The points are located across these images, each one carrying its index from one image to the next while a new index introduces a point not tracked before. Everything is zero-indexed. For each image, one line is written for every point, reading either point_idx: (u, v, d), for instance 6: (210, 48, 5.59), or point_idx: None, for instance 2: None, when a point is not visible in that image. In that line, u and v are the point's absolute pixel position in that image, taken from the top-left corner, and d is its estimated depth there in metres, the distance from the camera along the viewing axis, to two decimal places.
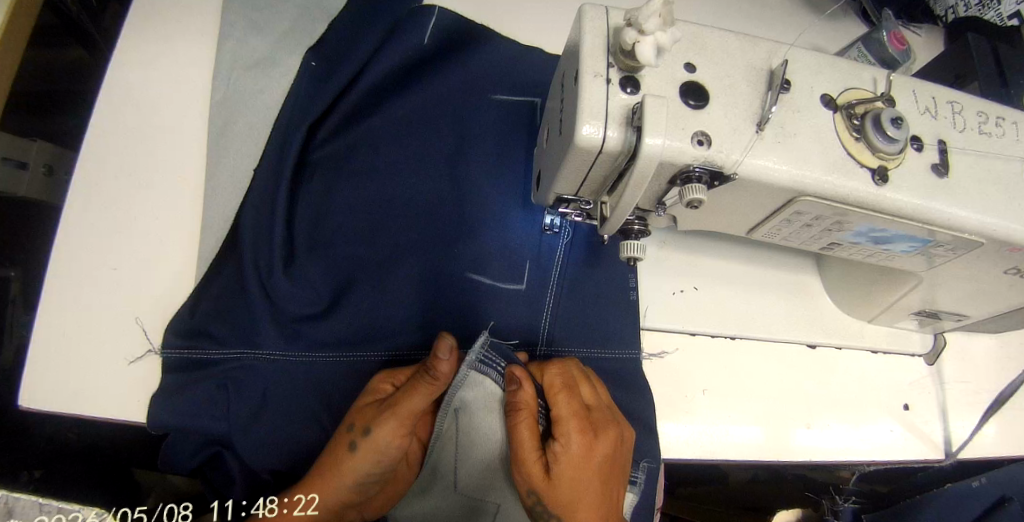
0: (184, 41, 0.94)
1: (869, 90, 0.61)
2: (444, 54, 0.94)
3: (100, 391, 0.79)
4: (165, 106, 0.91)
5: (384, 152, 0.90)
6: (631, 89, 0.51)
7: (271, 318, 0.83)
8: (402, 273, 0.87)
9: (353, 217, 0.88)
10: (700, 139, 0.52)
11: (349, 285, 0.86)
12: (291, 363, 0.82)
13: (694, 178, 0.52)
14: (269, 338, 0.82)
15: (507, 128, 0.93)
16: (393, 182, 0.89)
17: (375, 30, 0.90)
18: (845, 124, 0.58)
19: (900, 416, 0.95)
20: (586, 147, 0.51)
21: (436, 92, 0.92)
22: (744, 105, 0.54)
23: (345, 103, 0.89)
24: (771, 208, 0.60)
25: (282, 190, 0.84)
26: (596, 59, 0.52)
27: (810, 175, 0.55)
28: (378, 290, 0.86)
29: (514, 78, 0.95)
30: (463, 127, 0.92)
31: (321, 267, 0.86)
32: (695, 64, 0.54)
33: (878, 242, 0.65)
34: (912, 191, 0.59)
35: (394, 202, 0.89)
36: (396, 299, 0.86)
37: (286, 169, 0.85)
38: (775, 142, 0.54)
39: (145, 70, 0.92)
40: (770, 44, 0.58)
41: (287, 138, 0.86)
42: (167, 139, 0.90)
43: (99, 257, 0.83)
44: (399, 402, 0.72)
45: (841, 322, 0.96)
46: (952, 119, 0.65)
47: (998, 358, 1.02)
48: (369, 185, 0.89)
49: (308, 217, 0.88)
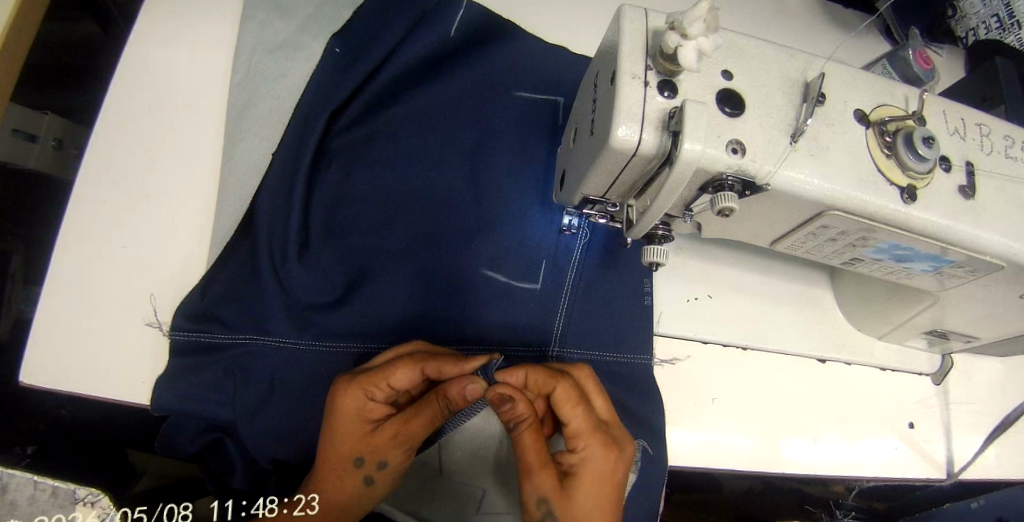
0: (209, 23, 0.94)
1: (901, 107, 0.61)
2: (471, 48, 0.93)
3: (106, 371, 0.78)
4: (186, 86, 0.90)
5: (406, 143, 0.90)
6: (669, 93, 0.51)
7: (283, 303, 0.82)
8: (417, 266, 0.86)
9: (371, 207, 0.88)
10: (734, 147, 0.52)
11: (364, 275, 0.86)
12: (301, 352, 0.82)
13: (726, 187, 0.52)
14: (281, 325, 0.82)
15: (529, 125, 0.92)
16: (411, 174, 0.89)
17: (402, 21, 0.90)
18: (878, 141, 0.58)
19: (904, 434, 0.95)
20: (619, 149, 0.51)
21: (459, 86, 0.92)
22: (779, 116, 0.54)
23: (368, 92, 0.88)
24: (798, 220, 0.59)
25: (301, 177, 0.84)
26: (634, 61, 0.52)
27: (840, 189, 0.55)
28: (393, 281, 0.86)
29: (539, 75, 0.94)
30: (485, 123, 0.92)
31: (336, 256, 0.85)
32: (733, 72, 0.54)
33: (895, 262, 0.66)
34: (940, 211, 0.59)
35: (411, 195, 0.88)
36: (410, 292, 0.86)
37: (306, 154, 0.85)
38: (808, 154, 0.54)
39: (166, 48, 0.91)
40: (806, 56, 0.58)
41: (308, 125, 0.86)
42: (186, 120, 0.89)
43: (112, 235, 0.83)
44: (410, 427, 0.72)
45: (851, 338, 0.96)
46: (980, 141, 0.65)
47: (1004, 381, 1.02)
48: (386, 176, 0.89)
49: (325, 205, 0.87)
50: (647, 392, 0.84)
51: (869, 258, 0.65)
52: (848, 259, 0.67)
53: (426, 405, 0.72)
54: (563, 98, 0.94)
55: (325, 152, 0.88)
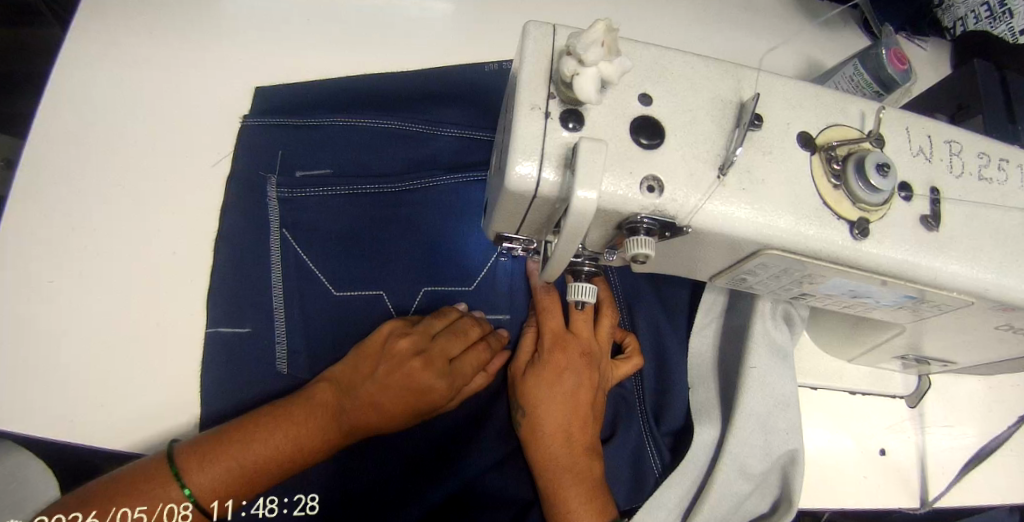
0: (109, 26, 0.86)
1: (855, 127, 0.54)
2: (398, 82, 0.85)
3: (16, 426, 0.68)
4: (88, 98, 0.82)
5: (369, 139, 0.80)
6: (573, 125, 0.44)
7: (262, 336, 0.72)
8: (358, 252, 0.76)
9: (327, 204, 0.76)
10: (651, 184, 0.45)
11: (329, 284, 0.75)
12: (277, 338, 0.73)
13: (640, 230, 0.45)
14: (255, 317, 0.73)
15: (469, 106, 0.86)
16: (346, 144, 0.80)
17: (346, 63, 0.89)
18: (824, 168, 0.51)
19: (876, 463, 0.87)
20: (520, 189, 0.44)
21: (391, 84, 0.85)
22: (706, 145, 0.47)
23: (295, 93, 0.84)
24: (734, 258, 0.52)
25: (244, 148, 0.80)
26: (535, 90, 0.45)
27: (776, 226, 0.48)
28: (325, 252, 0.76)
29: (463, 83, 0.87)
30: (421, 103, 0.85)
31: (274, 262, 0.75)
32: (652, 95, 0.47)
33: (786, 320, 0.77)
34: (894, 245, 0.53)
35: (353, 162, 0.80)
36: (339, 268, 0.76)
37: (253, 165, 0.79)
38: (740, 189, 0.47)
39: (92, 69, 0.84)
40: (742, 71, 0.51)
41: (254, 142, 0.80)
42: (79, 131, 0.81)
43: (16, 267, 0.73)
44: (392, 370, 0.66)
45: (819, 363, 0.90)
46: (949, 162, 0.58)
47: (985, 402, 0.93)
48: (325, 147, 0.80)
49: (241, 203, 0.77)
50: (741, 401, 0.72)
51: (777, 331, 0.75)
52: (761, 333, 0.74)
53: (416, 355, 0.66)
54: (504, 63, 0.88)
55: (266, 159, 0.79)
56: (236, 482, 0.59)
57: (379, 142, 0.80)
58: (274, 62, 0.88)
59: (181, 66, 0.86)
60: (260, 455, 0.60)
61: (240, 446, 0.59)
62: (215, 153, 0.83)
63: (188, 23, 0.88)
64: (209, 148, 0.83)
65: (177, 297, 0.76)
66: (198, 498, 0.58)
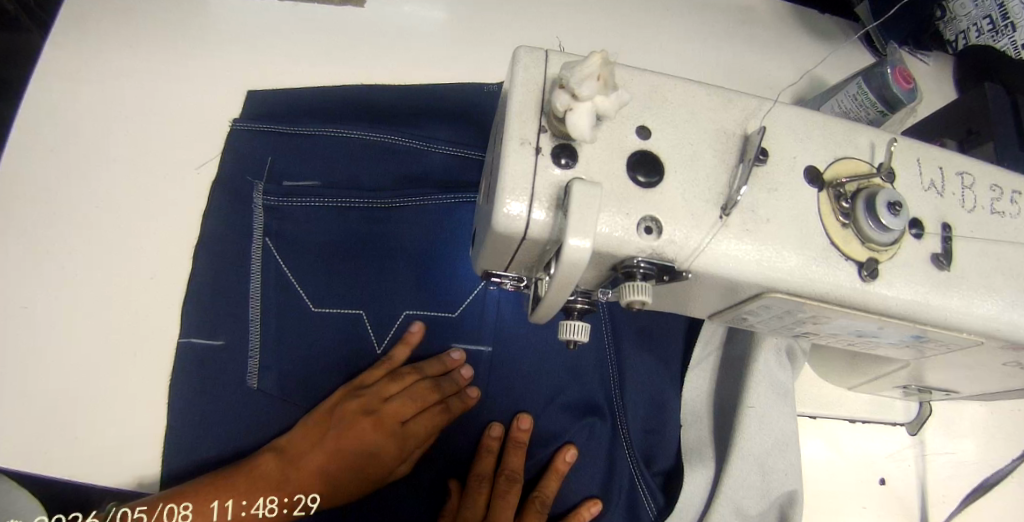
0: (84, 34, 0.82)
1: (865, 161, 0.51)
2: (394, 94, 0.82)
3: None
4: (60, 111, 0.78)
5: (358, 149, 0.77)
6: (565, 161, 0.41)
7: (234, 354, 0.70)
8: (341, 268, 0.73)
9: (313, 215, 0.74)
10: (648, 226, 0.42)
11: (307, 302, 0.72)
12: (251, 355, 0.70)
13: (637, 275, 0.42)
14: (230, 328, 0.71)
15: (466, 120, 0.82)
16: (335, 154, 0.77)
17: (333, 75, 0.85)
18: (832, 206, 0.48)
19: (876, 493, 0.85)
20: (507, 230, 0.40)
21: (387, 94, 0.82)
22: (708, 182, 0.44)
23: (288, 100, 0.81)
24: (736, 298, 0.49)
25: (230, 154, 0.77)
26: (524, 123, 0.42)
27: (781, 269, 0.45)
28: (305, 266, 0.73)
29: (461, 97, 0.83)
30: (416, 116, 0.82)
31: (253, 275, 0.72)
32: (650, 128, 0.44)
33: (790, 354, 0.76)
34: (905, 287, 0.50)
35: (341, 172, 0.77)
36: (317, 286, 0.72)
37: (239, 171, 0.76)
38: (743, 229, 0.44)
39: (65, 79, 0.80)
40: (747, 101, 0.48)
41: (241, 147, 0.77)
42: (50, 146, 0.77)
43: None
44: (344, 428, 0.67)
45: (819, 390, 0.87)
46: (961, 196, 0.55)
47: (988, 429, 0.91)
48: (314, 156, 0.77)
49: (223, 210, 0.75)
50: (741, 442, 0.72)
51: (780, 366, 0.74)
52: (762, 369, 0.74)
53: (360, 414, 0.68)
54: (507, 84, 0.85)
55: (255, 167, 0.77)
56: None
57: (369, 152, 0.77)
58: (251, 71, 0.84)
59: (160, 77, 0.82)
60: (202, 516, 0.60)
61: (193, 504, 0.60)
62: (194, 168, 0.79)
63: (168, 32, 0.84)
64: (185, 163, 0.79)
65: (150, 322, 0.72)
66: None
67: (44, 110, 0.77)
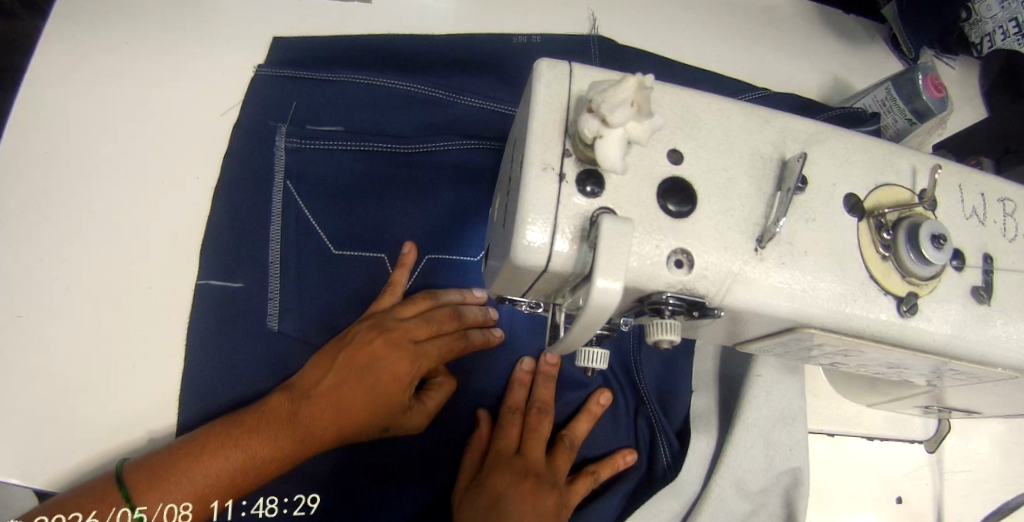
0: None
1: (905, 188, 0.48)
2: (427, 44, 0.76)
3: None
4: None
5: (391, 97, 0.72)
6: (591, 189, 0.38)
7: (254, 294, 0.65)
8: (368, 219, 0.69)
9: (341, 161, 0.69)
10: (679, 259, 0.39)
11: (328, 243, 0.68)
12: (270, 303, 0.65)
13: (664, 313, 0.39)
14: (248, 270, 0.66)
15: (503, 77, 0.77)
16: (366, 101, 0.72)
17: None
18: (871, 236, 0.45)
19: (891, 512, 0.83)
20: (527, 261, 0.37)
21: (422, 43, 0.76)
22: (742, 211, 0.41)
23: (315, 42, 0.75)
24: (766, 331, 0.46)
25: (252, 97, 0.72)
26: (547, 146, 0.39)
27: (817, 304, 0.42)
28: (332, 213, 0.69)
29: (496, 54, 0.78)
30: (451, 67, 0.76)
31: (274, 222, 0.67)
32: (682, 152, 0.41)
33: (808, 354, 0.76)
34: (944, 323, 0.47)
35: (371, 122, 0.72)
36: (343, 234, 0.68)
37: (260, 116, 0.71)
38: (778, 263, 0.41)
39: None
40: (784, 122, 0.45)
41: (264, 91, 0.72)
42: None
43: None
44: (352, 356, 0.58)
45: (836, 406, 0.85)
46: (1002, 224, 0.52)
47: (1006, 446, 0.88)
48: (342, 102, 0.72)
49: (243, 152, 0.69)
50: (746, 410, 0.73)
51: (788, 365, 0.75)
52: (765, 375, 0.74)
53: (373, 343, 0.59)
54: (536, 36, 0.79)
55: (278, 110, 0.71)
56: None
57: (402, 102, 0.72)
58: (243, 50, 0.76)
59: None
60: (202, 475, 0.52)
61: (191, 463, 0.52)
62: None
63: None
64: None
65: None
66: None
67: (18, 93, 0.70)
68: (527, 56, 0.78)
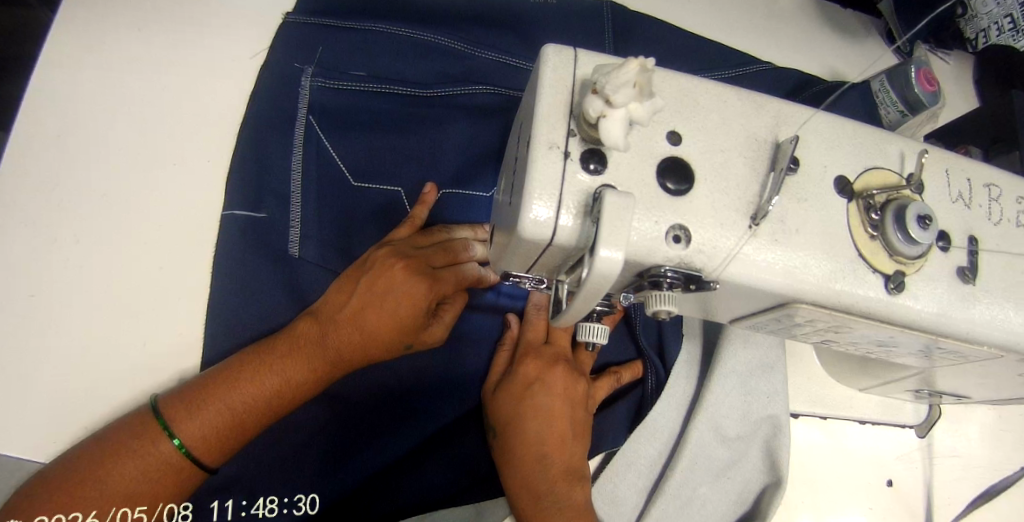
0: None
1: (894, 171, 0.50)
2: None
3: None
4: None
5: (412, 46, 0.75)
6: (594, 167, 0.40)
7: (277, 223, 0.68)
8: (387, 156, 0.72)
9: (363, 102, 0.72)
10: (677, 234, 0.41)
11: (349, 176, 0.71)
12: (291, 233, 0.68)
13: (662, 285, 0.41)
14: (272, 203, 0.69)
15: (522, 35, 0.79)
16: (389, 45, 0.74)
17: None
18: (861, 216, 0.47)
19: (882, 495, 0.85)
20: (533, 235, 0.40)
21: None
22: (737, 190, 0.43)
23: None
24: (761, 306, 0.48)
25: (279, 42, 0.74)
26: (553, 126, 0.41)
27: (809, 278, 0.44)
28: (353, 151, 0.71)
29: (515, 11, 0.79)
30: (472, 19, 0.78)
31: (296, 160, 0.70)
32: (681, 134, 0.43)
33: None
34: (930, 301, 0.49)
35: (393, 67, 0.74)
36: (363, 171, 0.71)
37: (286, 59, 0.73)
38: (771, 240, 0.43)
39: None
40: (779, 107, 0.47)
41: (291, 34, 0.74)
42: None
43: None
44: (375, 279, 0.60)
45: (829, 391, 0.87)
46: (987, 209, 0.54)
47: (995, 432, 0.91)
48: (366, 46, 0.74)
49: (270, 92, 0.72)
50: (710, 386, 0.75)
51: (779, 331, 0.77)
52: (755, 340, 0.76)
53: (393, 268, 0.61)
54: None
55: (304, 52, 0.73)
56: (200, 452, 0.54)
57: (423, 50, 0.75)
58: (254, 37, 0.78)
59: None
60: (235, 399, 0.55)
61: (227, 386, 0.55)
62: None
63: None
64: None
65: None
66: (192, 449, 0.54)
67: (32, 77, 0.71)
68: (542, 13, 0.80)
